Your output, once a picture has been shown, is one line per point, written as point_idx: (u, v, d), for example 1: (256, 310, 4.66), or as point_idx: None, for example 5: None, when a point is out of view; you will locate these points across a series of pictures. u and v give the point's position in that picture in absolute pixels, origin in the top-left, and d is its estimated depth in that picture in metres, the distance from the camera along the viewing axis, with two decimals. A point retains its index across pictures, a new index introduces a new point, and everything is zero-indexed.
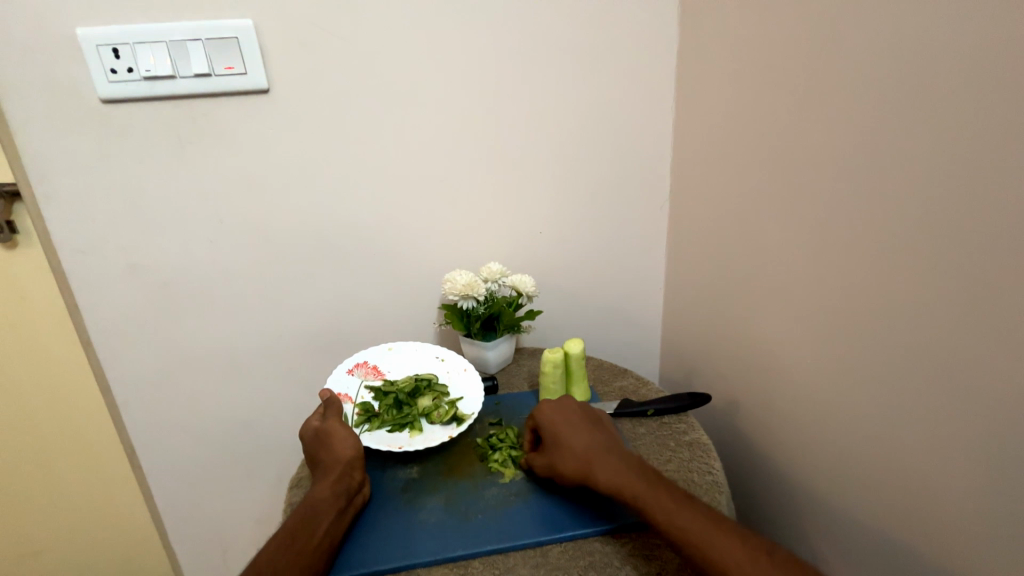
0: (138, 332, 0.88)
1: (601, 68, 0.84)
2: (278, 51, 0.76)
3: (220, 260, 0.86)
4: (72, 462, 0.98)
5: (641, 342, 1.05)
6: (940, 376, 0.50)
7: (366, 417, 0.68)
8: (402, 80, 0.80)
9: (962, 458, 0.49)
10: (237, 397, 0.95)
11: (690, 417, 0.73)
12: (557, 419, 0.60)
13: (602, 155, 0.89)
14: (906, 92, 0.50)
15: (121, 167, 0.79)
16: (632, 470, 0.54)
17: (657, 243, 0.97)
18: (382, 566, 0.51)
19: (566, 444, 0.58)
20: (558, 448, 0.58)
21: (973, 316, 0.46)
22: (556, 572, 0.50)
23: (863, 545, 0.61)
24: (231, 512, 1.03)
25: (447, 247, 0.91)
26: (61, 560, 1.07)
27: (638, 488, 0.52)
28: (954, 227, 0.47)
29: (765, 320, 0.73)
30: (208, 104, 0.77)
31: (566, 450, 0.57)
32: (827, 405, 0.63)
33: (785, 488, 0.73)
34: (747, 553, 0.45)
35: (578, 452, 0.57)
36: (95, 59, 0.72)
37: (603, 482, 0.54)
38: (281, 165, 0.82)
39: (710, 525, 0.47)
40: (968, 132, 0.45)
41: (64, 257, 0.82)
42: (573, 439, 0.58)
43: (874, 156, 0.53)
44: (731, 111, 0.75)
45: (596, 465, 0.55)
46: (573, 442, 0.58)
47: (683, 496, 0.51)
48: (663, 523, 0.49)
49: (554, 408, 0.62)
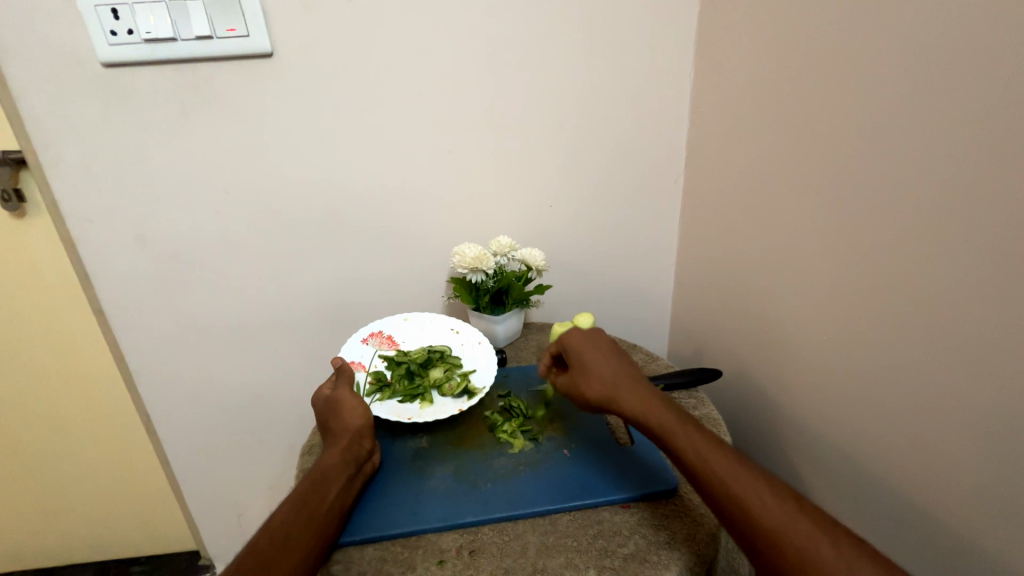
0: (149, 303, 0.88)
1: (618, 32, 0.80)
2: (281, 12, 0.73)
3: (228, 231, 0.85)
4: (90, 428, 1.01)
5: (650, 319, 1.04)
6: (955, 357, 0.48)
7: (378, 387, 0.69)
8: (409, 43, 0.77)
9: (971, 441, 0.47)
10: (249, 368, 0.96)
11: (698, 392, 0.73)
12: (586, 345, 0.61)
13: (615, 125, 0.86)
14: (937, 54, 0.46)
15: (125, 135, 0.77)
16: (661, 402, 0.54)
17: (669, 218, 0.95)
18: (393, 531, 0.51)
19: (595, 369, 0.58)
20: (585, 374, 0.59)
21: (995, 296, 0.44)
22: (565, 539, 0.51)
23: (866, 524, 0.60)
24: (245, 479, 1.06)
25: (455, 220, 0.90)
26: (86, 521, 1.12)
27: (664, 418, 0.52)
28: (979, 201, 0.44)
29: (778, 298, 0.71)
30: (211, 69, 0.75)
31: (594, 375, 0.58)
32: (837, 386, 0.62)
33: (791, 466, 0.73)
34: (766, 490, 0.44)
35: (604, 377, 0.57)
36: (94, 20, 0.70)
37: (626, 408, 0.54)
38: (287, 133, 0.80)
39: (733, 462, 0.47)
40: (1001, 98, 0.42)
41: (73, 227, 0.82)
42: (601, 365, 0.59)
43: (897, 125, 0.50)
44: (750, 77, 0.72)
45: (622, 391, 0.55)
46: (600, 367, 0.58)
47: (710, 433, 0.50)
48: (687, 452, 0.49)
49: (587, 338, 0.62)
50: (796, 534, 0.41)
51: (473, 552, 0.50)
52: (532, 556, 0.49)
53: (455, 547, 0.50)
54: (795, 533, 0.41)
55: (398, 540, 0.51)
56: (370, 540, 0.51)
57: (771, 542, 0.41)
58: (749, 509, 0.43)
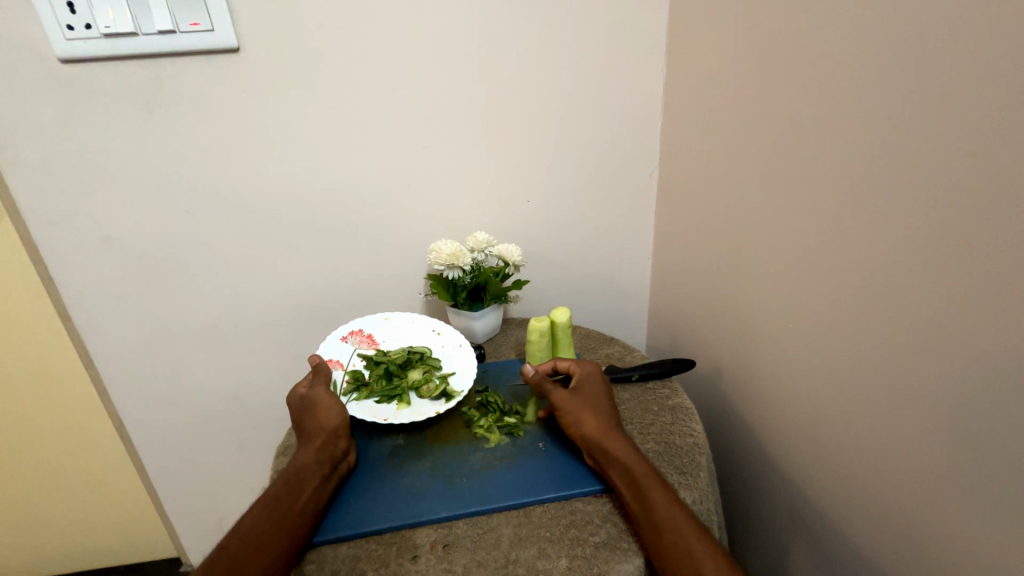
0: (119, 305, 0.86)
1: (590, 26, 0.80)
2: (247, 7, 0.71)
3: (199, 231, 0.83)
4: (60, 436, 0.98)
5: (629, 312, 1.05)
6: (916, 338, 0.49)
7: (355, 386, 0.68)
8: (379, 39, 0.76)
9: (934, 420, 0.49)
10: (225, 370, 0.94)
11: (673, 382, 0.74)
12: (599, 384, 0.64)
13: (589, 119, 0.87)
14: (901, 48, 0.47)
15: (87, 133, 0.75)
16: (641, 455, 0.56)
17: (646, 212, 0.96)
18: (367, 528, 0.51)
19: (602, 406, 0.60)
20: (594, 404, 0.60)
21: (952, 279, 0.45)
22: (538, 530, 0.51)
23: (840, 505, 0.62)
24: (225, 483, 1.04)
25: (431, 217, 0.89)
26: (57, 529, 1.09)
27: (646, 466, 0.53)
28: (937, 192, 0.46)
29: (751, 290, 0.72)
30: (176, 64, 0.73)
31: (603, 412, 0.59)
32: (810, 375, 0.64)
33: (766, 454, 0.75)
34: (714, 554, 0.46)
35: (608, 415, 0.59)
36: (49, 14, 0.67)
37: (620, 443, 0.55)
38: (257, 131, 0.79)
39: (706, 543, 0.47)
40: (962, 85, 0.43)
41: (34, 228, 0.79)
42: (606, 405, 0.61)
43: (867, 112, 0.51)
44: (724, 70, 0.72)
45: (613, 446, 0.55)
46: (607, 407, 0.60)
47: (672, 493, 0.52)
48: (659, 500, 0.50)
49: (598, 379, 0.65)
50: None
51: (447, 546, 0.50)
52: (506, 549, 0.49)
53: (430, 542, 0.50)
54: None
55: (373, 537, 0.51)
56: (344, 538, 0.51)
57: None
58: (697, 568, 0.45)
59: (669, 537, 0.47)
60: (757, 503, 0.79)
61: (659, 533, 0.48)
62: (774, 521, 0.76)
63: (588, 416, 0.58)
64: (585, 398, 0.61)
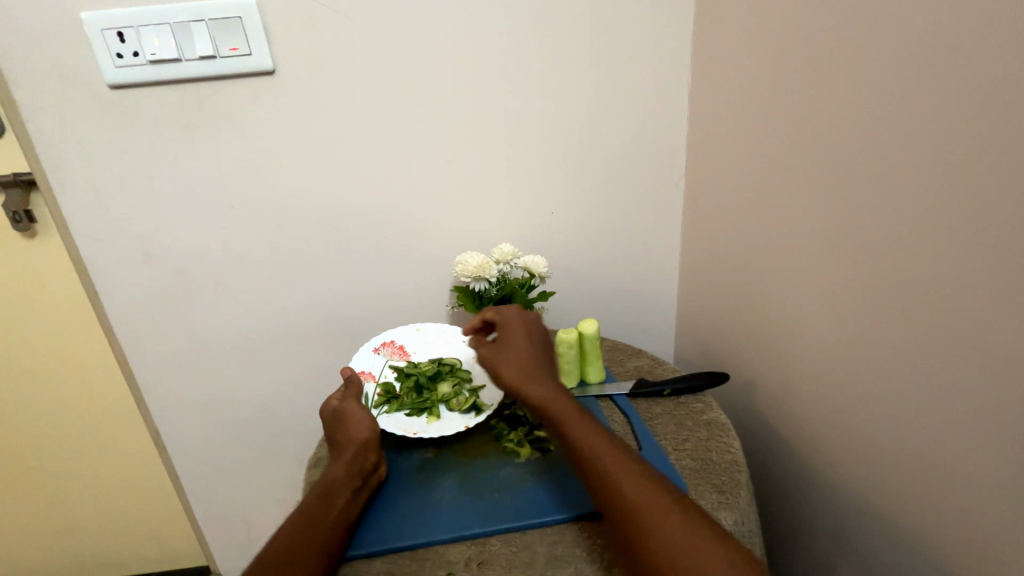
0: (158, 318, 0.89)
1: (613, 38, 0.81)
2: (281, 31, 0.74)
3: (233, 246, 0.86)
4: (101, 445, 1.01)
5: (656, 323, 1.03)
6: (969, 353, 0.47)
7: (386, 399, 0.68)
8: (406, 57, 0.78)
9: (992, 440, 0.46)
10: (257, 382, 0.96)
11: (708, 396, 0.72)
12: (518, 324, 0.64)
13: (614, 130, 0.86)
14: (937, 53, 0.46)
15: (133, 154, 0.79)
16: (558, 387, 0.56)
17: (672, 222, 0.95)
18: (400, 544, 0.51)
19: (512, 346, 0.61)
20: (506, 349, 0.61)
21: (1008, 290, 0.43)
22: (573, 549, 0.50)
23: (889, 528, 0.59)
24: (255, 493, 1.06)
25: (457, 230, 0.90)
26: (97, 537, 1.12)
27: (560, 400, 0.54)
28: (986, 200, 0.44)
29: (783, 302, 0.70)
30: (215, 87, 0.76)
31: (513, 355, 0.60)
32: (849, 390, 0.61)
33: (805, 473, 0.72)
34: (637, 477, 0.47)
35: (521, 357, 0.59)
36: (100, 44, 0.71)
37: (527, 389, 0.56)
38: (289, 149, 0.81)
39: (623, 462, 0.48)
40: (1011, 87, 0.41)
41: (82, 245, 0.83)
42: (520, 345, 0.61)
43: (903, 117, 0.49)
44: (749, 78, 0.72)
45: (526, 388, 0.56)
46: (521, 346, 0.61)
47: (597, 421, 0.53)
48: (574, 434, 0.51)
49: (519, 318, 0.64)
50: (648, 511, 0.44)
51: (481, 564, 0.49)
52: (541, 569, 0.48)
53: (464, 559, 0.50)
54: (649, 513, 0.44)
55: (405, 553, 0.51)
56: (377, 553, 0.51)
57: (628, 522, 0.45)
58: (614, 491, 0.46)
59: (588, 465, 0.48)
60: (797, 524, 0.76)
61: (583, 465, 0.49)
62: (817, 543, 0.72)
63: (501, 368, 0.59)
64: (501, 345, 0.61)
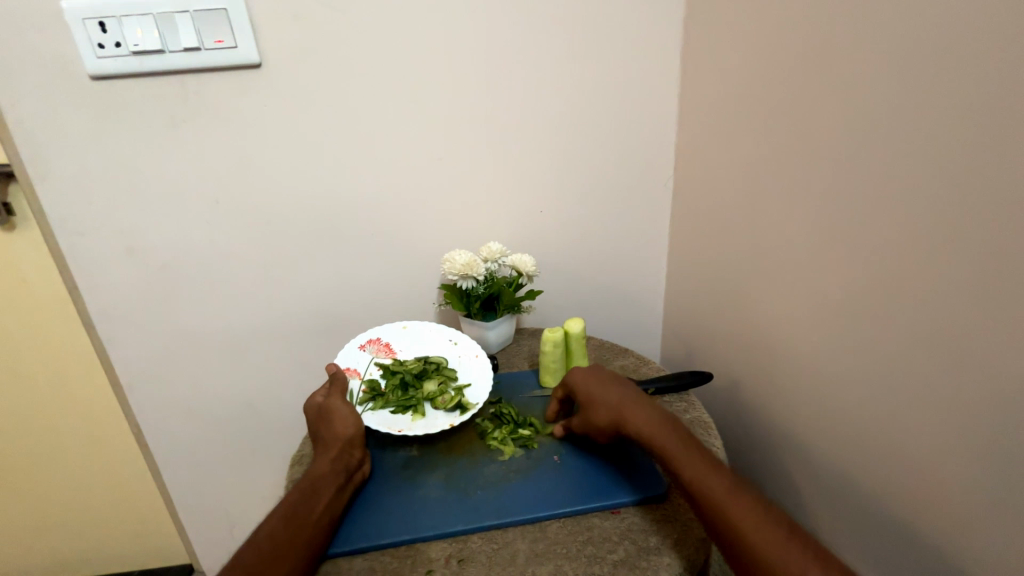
0: (140, 314, 0.88)
1: (603, 39, 0.81)
2: (269, 24, 0.74)
3: (218, 241, 0.85)
4: (81, 442, 1.00)
5: (643, 322, 1.04)
6: (945, 353, 0.48)
7: (371, 396, 0.68)
8: (396, 53, 0.78)
9: (965, 438, 0.47)
10: (242, 378, 0.95)
11: (691, 395, 0.73)
12: (587, 373, 0.62)
13: (603, 130, 0.87)
14: (919, 60, 0.47)
15: (115, 147, 0.77)
16: (665, 425, 0.54)
17: (660, 222, 0.96)
18: (382, 541, 0.51)
19: (598, 395, 0.59)
20: (591, 403, 0.59)
21: (982, 292, 0.44)
22: (555, 545, 0.51)
23: (863, 525, 0.61)
24: (239, 490, 1.05)
25: (445, 228, 0.90)
26: (75, 535, 1.10)
27: (667, 440, 0.52)
28: (962, 204, 0.45)
29: (767, 302, 0.71)
30: (200, 80, 0.75)
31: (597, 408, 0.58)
32: (830, 390, 0.62)
33: (785, 470, 0.73)
34: (767, 520, 0.44)
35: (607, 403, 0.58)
36: (81, 34, 0.70)
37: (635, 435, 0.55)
38: (277, 144, 0.80)
39: (730, 487, 0.47)
40: (990, 95, 0.42)
41: (62, 239, 0.82)
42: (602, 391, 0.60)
43: (887, 121, 0.50)
44: (737, 81, 0.72)
45: (629, 414, 0.56)
46: (602, 394, 0.59)
47: (710, 457, 0.50)
48: (686, 479, 0.49)
49: (585, 369, 0.63)
50: (783, 559, 0.41)
51: (463, 561, 0.49)
52: (522, 565, 0.49)
53: (445, 556, 0.50)
54: (788, 561, 0.41)
55: (388, 550, 0.51)
56: (359, 550, 0.51)
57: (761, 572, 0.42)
58: (744, 538, 0.44)
59: (694, 488, 0.48)
60: None
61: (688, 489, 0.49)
62: None
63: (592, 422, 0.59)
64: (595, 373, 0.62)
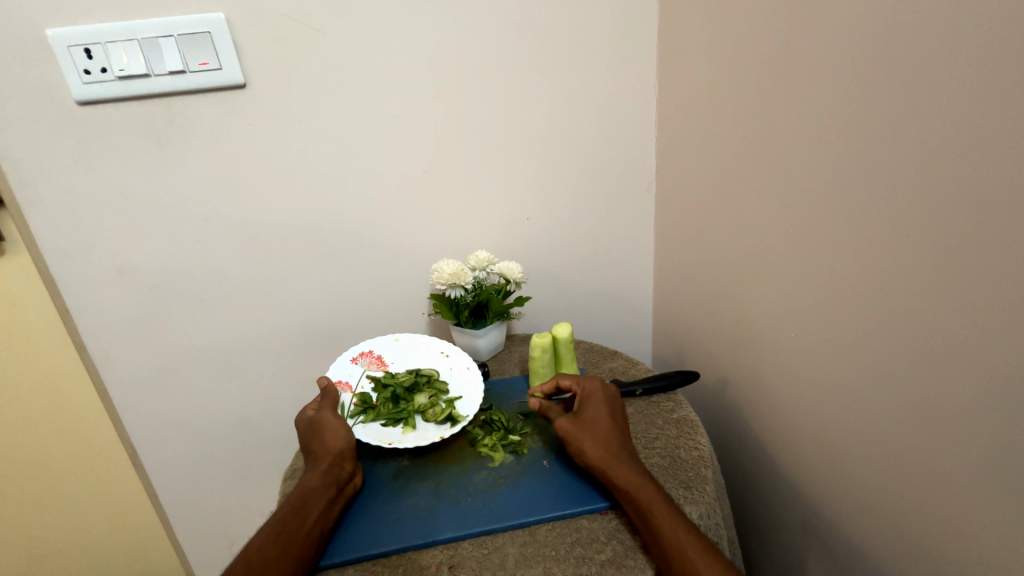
0: (131, 334, 0.88)
1: (580, 49, 0.83)
2: (253, 46, 0.75)
3: (207, 258, 0.86)
4: (73, 465, 0.98)
5: (633, 324, 1.05)
6: (923, 345, 0.49)
7: (363, 409, 0.69)
8: (377, 69, 0.79)
9: (944, 425, 0.49)
10: (234, 396, 0.96)
11: (679, 395, 0.74)
12: (596, 397, 0.62)
13: (585, 137, 0.89)
14: (888, 66, 0.49)
15: (102, 169, 0.78)
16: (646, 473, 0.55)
17: (645, 225, 0.97)
18: (372, 550, 0.51)
19: (600, 422, 0.59)
20: (589, 426, 0.59)
21: (955, 286, 0.46)
22: (543, 549, 0.51)
23: (853, 517, 0.62)
24: (235, 507, 1.05)
25: (433, 238, 0.91)
26: (68, 562, 1.08)
27: (649, 487, 0.52)
28: (930, 202, 0.47)
29: (753, 301, 0.73)
30: (185, 102, 0.76)
31: (595, 433, 0.58)
32: (817, 386, 0.63)
33: (777, 467, 0.74)
34: None
35: (605, 432, 0.58)
36: (67, 60, 0.71)
37: (621, 470, 0.54)
38: (262, 162, 0.82)
39: (715, 568, 0.46)
40: (951, 96, 0.44)
41: (52, 262, 0.82)
42: (604, 419, 0.59)
43: (860, 123, 0.52)
44: (714, 87, 0.74)
45: (616, 472, 0.54)
46: (604, 422, 0.59)
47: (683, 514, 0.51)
48: (663, 526, 0.49)
49: (601, 392, 0.63)
50: None
51: (453, 567, 0.50)
52: (511, 569, 0.49)
53: (436, 563, 0.51)
54: None
55: (378, 560, 0.51)
56: (350, 561, 0.51)
57: None
58: None
59: (677, 563, 0.47)
60: (770, 518, 0.78)
61: (669, 561, 0.47)
62: (789, 535, 0.74)
63: (582, 443, 0.57)
64: (584, 422, 0.59)
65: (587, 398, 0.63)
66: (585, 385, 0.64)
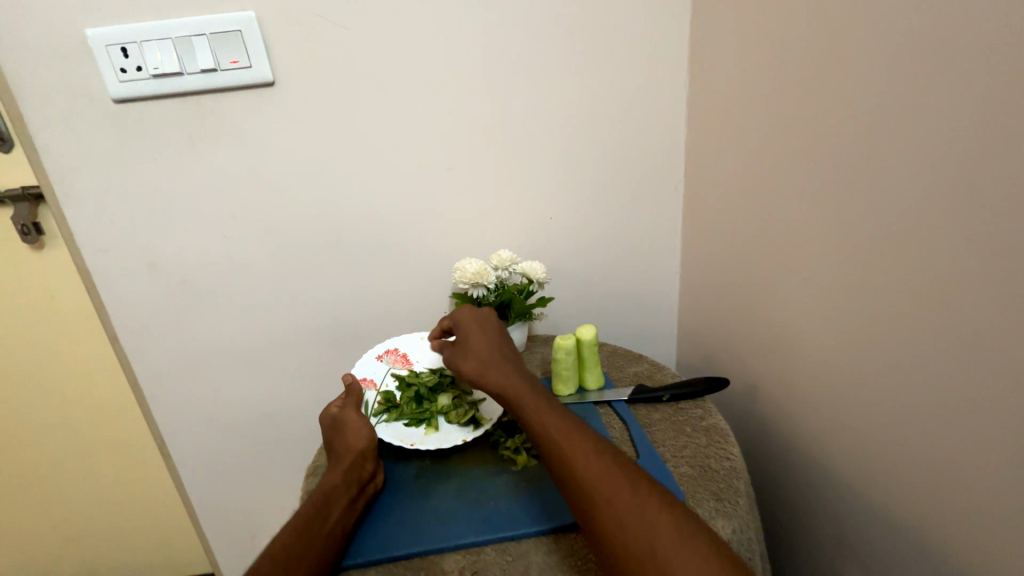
0: (161, 327, 0.90)
1: (609, 44, 0.81)
2: (283, 44, 0.76)
3: (235, 254, 0.87)
4: (104, 452, 1.01)
5: (657, 327, 1.02)
6: (971, 361, 0.46)
7: (386, 408, 0.68)
8: (404, 66, 0.79)
9: (993, 448, 0.45)
10: (259, 391, 0.97)
11: (708, 403, 0.71)
12: (471, 321, 0.66)
13: (611, 135, 0.86)
14: (932, 59, 0.45)
15: (136, 165, 0.80)
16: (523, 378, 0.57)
17: (671, 226, 0.94)
18: (395, 553, 0.51)
19: (475, 343, 0.62)
20: (464, 351, 0.62)
21: (1006, 298, 0.42)
22: (568, 558, 0.50)
23: (891, 539, 0.58)
24: (258, 499, 1.06)
25: (456, 236, 0.90)
26: (99, 546, 1.12)
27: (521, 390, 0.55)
28: (978, 206, 0.43)
29: (784, 307, 0.69)
30: (215, 100, 0.77)
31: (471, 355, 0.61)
32: (853, 399, 0.60)
33: (807, 481, 0.71)
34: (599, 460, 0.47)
35: (479, 352, 0.61)
36: (104, 59, 0.73)
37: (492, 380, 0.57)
38: (290, 159, 0.82)
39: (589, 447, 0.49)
40: (1002, 91, 0.40)
41: (87, 255, 0.84)
42: (479, 339, 0.63)
43: (900, 120, 0.48)
44: (745, 82, 0.71)
45: (489, 379, 0.57)
46: (478, 344, 0.62)
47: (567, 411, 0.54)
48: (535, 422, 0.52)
49: (472, 316, 0.66)
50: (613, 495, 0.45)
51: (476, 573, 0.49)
52: None
53: (459, 568, 0.50)
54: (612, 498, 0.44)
55: (400, 562, 0.51)
56: (372, 562, 0.50)
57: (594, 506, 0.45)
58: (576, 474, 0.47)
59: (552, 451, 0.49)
60: (800, 534, 0.75)
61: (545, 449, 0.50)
62: (821, 552, 0.71)
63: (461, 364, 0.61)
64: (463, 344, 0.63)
65: (460, 325, 0.66)
66: (458, 314, 0.67)
